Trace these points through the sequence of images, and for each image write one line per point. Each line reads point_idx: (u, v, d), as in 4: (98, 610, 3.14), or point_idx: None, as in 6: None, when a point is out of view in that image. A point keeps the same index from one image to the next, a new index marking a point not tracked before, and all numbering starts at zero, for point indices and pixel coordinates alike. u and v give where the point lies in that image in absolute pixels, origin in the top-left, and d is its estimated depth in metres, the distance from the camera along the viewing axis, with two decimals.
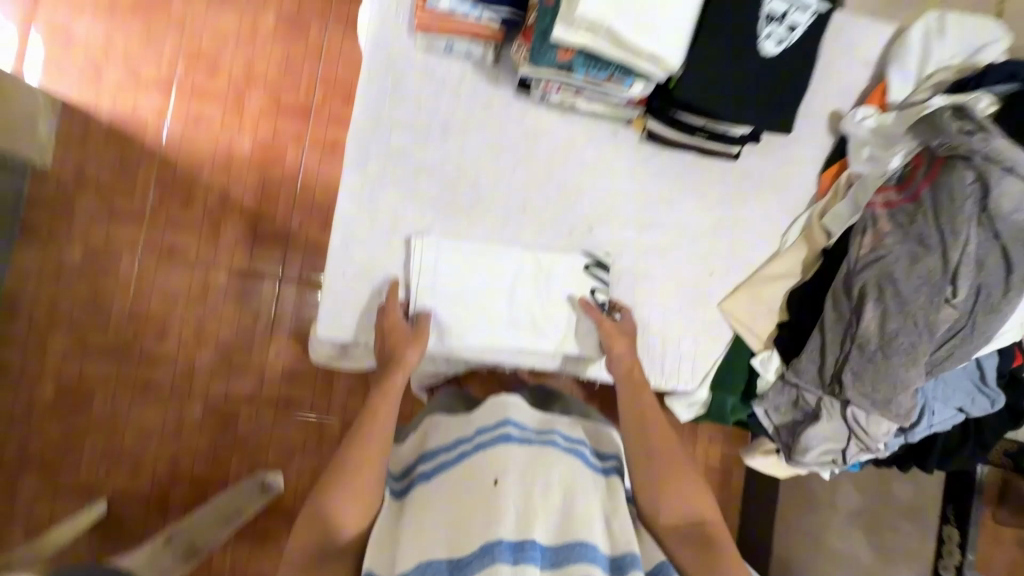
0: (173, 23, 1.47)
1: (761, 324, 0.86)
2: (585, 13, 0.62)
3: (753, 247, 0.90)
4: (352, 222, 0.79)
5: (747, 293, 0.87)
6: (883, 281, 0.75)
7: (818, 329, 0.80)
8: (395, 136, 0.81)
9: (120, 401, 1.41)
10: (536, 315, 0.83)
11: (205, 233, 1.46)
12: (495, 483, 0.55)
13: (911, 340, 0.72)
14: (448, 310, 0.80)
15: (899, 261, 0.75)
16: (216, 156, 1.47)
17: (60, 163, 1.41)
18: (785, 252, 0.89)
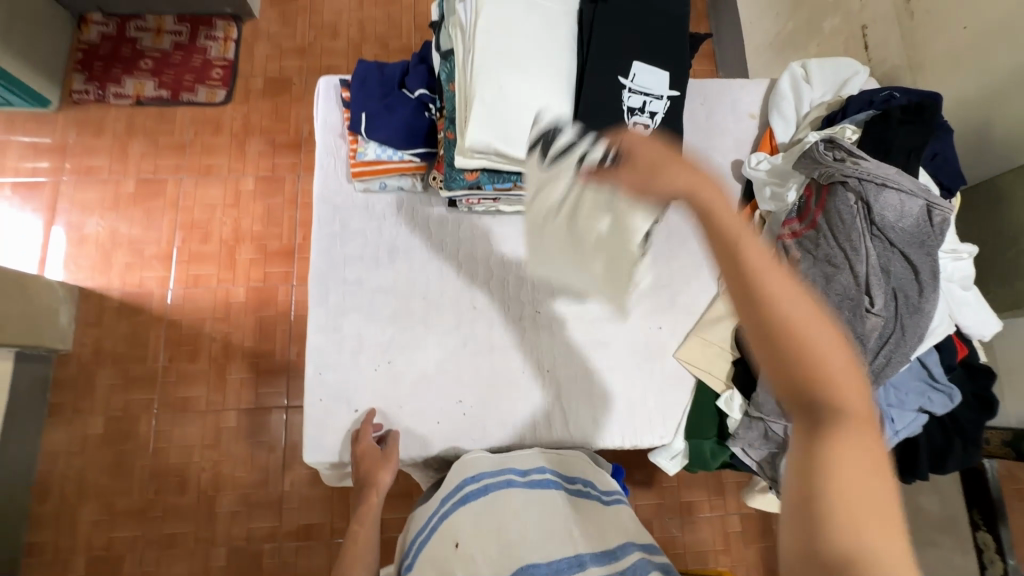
0: (168, 203, 1.68)
1: (718, 365, 0.90)
2: (473, 143, 0.74)
3: (694, 294, 0.96)
4: (322, 350, 0.88)
5: (697, 339, 0.92)
6: None
7: None
8: (350, 267, 0.92)
9: (148, 561, 1.44)
10: (503, 400, 0.89)
11: (213, 380, 1.57)
12: (456, 546, 0.69)
13: None
14: (423, 410, 0.88)
15: (816, 282, 0.80)
16: (216, 308, 1.62)
17: (80, 344, 1.57)
18: (723, 293, 0.95)
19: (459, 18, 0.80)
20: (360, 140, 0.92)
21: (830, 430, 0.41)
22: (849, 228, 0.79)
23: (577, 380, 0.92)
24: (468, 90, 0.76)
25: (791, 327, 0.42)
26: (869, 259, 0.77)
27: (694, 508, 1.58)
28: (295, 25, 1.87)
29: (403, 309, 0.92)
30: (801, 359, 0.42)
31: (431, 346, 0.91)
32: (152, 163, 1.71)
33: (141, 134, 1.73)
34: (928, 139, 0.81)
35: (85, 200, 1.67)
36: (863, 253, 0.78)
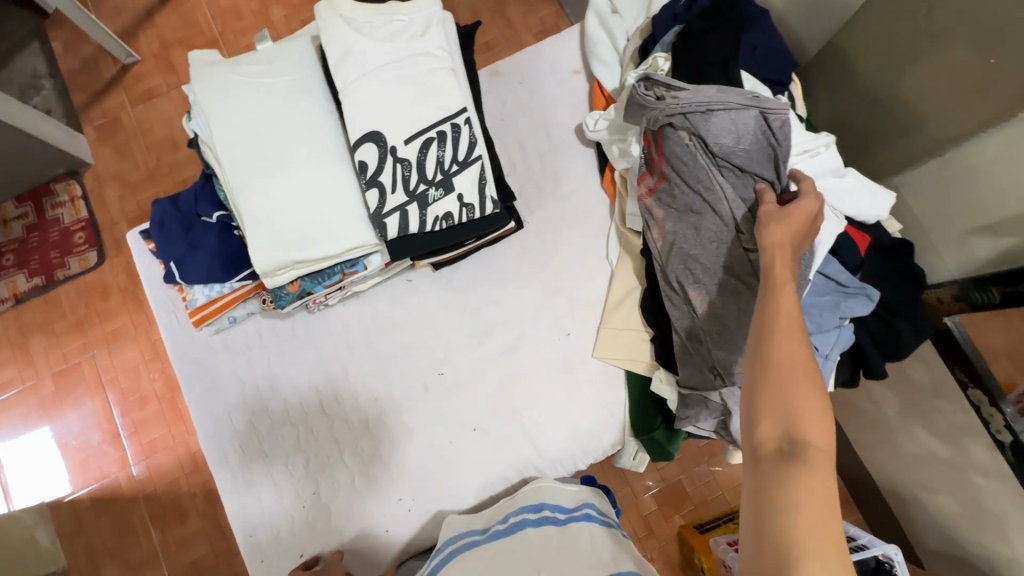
0: (93, 385, 1.62)
1: (637, 349, 0.84)
2: (265, 265, 0.67)
3: (591, 283, 0.89)
4: (243, 511, 0.83)
5: (609, 331, 0.86)
6: (688, 263, 0.73)
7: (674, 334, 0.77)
8: (237, 416, 0.86)
9: None
10: (444, 477, 0.85)
11: (212, 531, 1.53)
12: None
13: (742, 304, 0.70)
14: (369, 523, 0.83)
15: (687, 238, 0.73)
16: (184, 464, 1.57)
17: (73, 555, 1.53)
18: (617, 270, 0.87)
19: (200, 136, 0.71)
20: (184, 287, 0.85)
21: (796, 470, 0.46)
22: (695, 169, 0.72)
23: (508, 424, 0.86)
24: (237, 211, 0.68)
25: (783, 370, 0.50)
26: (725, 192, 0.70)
27: (716, 448, 1.55)
28: (133, 154, 1.77)
29: (309, 433, 0.86)
30: (784, 386, 0.49)
31: (349, 457, 0.85)
32: (59, 353, 1.64)
33: (35, 329, 1.66)
34: (738, 38, 0.73)
35: (10, 419, 1.60)
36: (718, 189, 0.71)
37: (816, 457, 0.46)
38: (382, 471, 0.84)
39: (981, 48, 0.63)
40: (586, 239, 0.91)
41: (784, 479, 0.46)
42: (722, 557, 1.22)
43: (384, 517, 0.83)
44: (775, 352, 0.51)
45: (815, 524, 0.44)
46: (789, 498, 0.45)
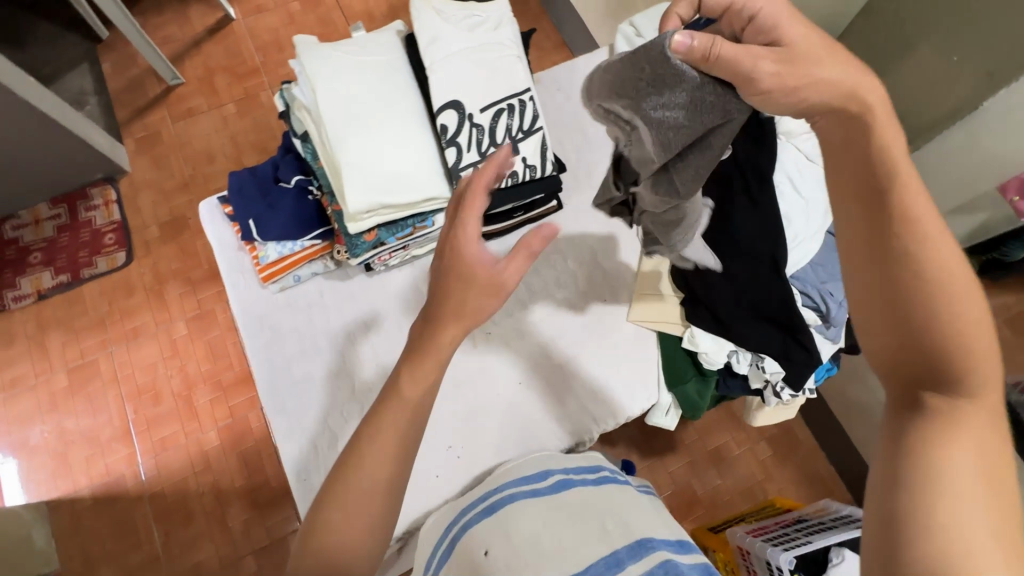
0: (108, 381, 1.62)
1: (669, 311, 0.93)
2: (358, 207, 0.76)
3: (623, 257, 1.00)
4: (298, 456, 0.86)
5: (641, 297, 0.95)
6: (717, 226, 0.85)
7: (705, 291, 0.87)
8: (295, 367, 0.91)
9: None
10: (491, 428, 0.90)
11: (217, 533, 1.49)
12: (484, 554, 0.70)
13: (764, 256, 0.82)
14: (417, 470, 0.87)
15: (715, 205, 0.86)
16: (194, 462, 1.55)
17: (68, 558, 1.47)
18: (648, 245, 0.98)
19: (300, 101, 0.83)
20: (257, 244, 0.92)
21: (934, 424, 0.47)
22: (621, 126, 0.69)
23: (550, 380, 0.93)
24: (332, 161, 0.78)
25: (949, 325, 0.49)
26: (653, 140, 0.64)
27: (724, 453, 1.60)
28: (170, 165, 1.87)
29: (362, 385, 0.91)
30: (944, 338, 0.49)
31: None
32: (77, 349, 1.65)
33: (54, 324, 1.67)
34: None
35: (19, 413, 1.58)
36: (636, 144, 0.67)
37: (967, 421, 0.46)
38: (431, 421, 0.89)
39: (945, 52, 0.79)
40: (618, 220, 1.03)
41: (926, 431, 0.47)
42: (739, 546, 1.25)
43: (433, 463, 0.87)
44: (948, 303, 0.49)
45: (959, 469, 0.44)
46: (921, 443, 0.46)
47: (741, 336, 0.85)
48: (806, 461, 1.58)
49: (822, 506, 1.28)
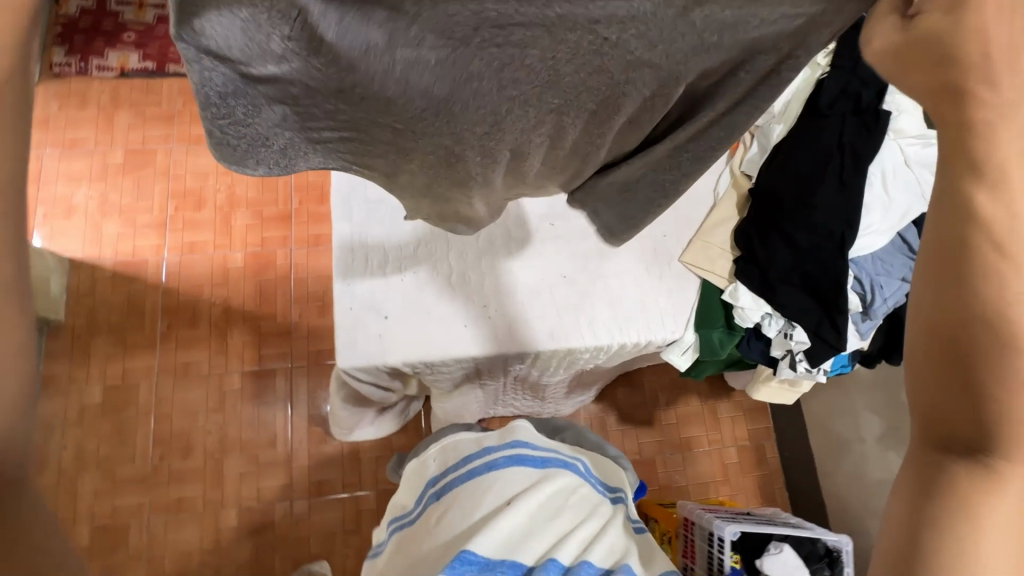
0: (160, 173, 1.67)
1: (719, 264, 0.96)
2: None
3: (696, 205, 1.02)
4: (347, 262, 0.92)
5: (700, 243, 0.98)
6: (804, 193, 0.90)
7: (766, 247, 0.92)
8: (371, 188, 0.97)
9: (156, 524, 1.42)
10: (525, 304, 0.94)
11: (214, 342, 1.56)
12: (506, 504, 0.82)
13: (825, 232, 0.88)
14: (446, 313, 0.92)
15: (803, 172, 0.91)
16: (214, 274, 1.61)
17: (73, 315, 1.53)
18: (721, 201, 1.01)
19: None
20: None
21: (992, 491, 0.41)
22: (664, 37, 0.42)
23: (590, 285, 0.96)
24: None
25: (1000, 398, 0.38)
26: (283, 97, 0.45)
27: (694, 445, 1.65)
28: None
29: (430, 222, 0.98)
30: (1000, 410, 0.38)
31: (453, 257, 0.95)
32: (140, 134, 1.70)
33: (128, 105, 1.72)
34: None
35: (72, 171, 1.63)
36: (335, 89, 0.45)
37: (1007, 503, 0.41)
38: (471, 277, 0.94)
39: None
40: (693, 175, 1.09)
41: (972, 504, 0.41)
42: (685, 516, 1.31)
43: (463, 314, 0.92)
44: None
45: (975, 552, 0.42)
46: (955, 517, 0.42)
47: (782, 296, 0.90)
48: (765, 480, 1.63)
49: (773, 511, 1.33)
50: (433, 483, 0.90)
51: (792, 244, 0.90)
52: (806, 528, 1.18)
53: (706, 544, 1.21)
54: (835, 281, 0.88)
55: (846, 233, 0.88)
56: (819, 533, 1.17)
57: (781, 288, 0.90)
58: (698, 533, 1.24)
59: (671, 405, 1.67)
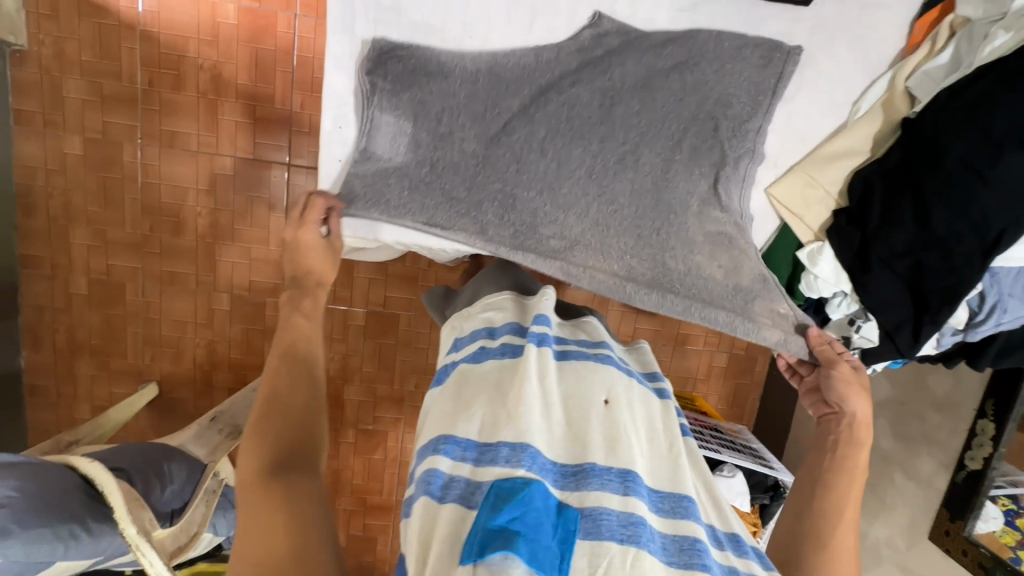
0: None
1: (816, 214, 0.85)
2: None
3: (816, 128, 0.88)
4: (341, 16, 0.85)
5: (801, 176, 0.86)
6: (967, 180, 0.71)
7: (890, 226, 0.76)
8: None
9: (151, 291, 1.45)
10: (489, 95, 0.86)
11: (203, 115, 1.35)
12: (607, 402, 0.66)
13: (965, 243, 0.72)
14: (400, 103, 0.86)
15: (973, 150, 0.71)
16: (201, 28, 1.30)
17: (38, 42, 1.29)
18: (855, 124, 0.84)
19: None
20: None
21: None
22: (729, 42, 0.83)
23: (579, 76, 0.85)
24: None
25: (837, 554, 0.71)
26: (480, 123, 0.86)
27: (688, 341, 1.62)
28: None
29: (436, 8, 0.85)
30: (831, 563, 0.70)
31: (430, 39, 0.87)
32: None
33: None
34: None
35: None
36: (484, 210, 0.87)
37: None
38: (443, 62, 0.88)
39: None
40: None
41: None
42: None
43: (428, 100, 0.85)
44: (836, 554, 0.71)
45: None
46: None
47: (871, 280, 0.78)
48: (742, 387, 1.67)
49: (739, 429, 1.38)
50: (508, 331, 0.74)
51: (927, 237, 0.74)
52: (764, 462, 1.23)
53: None
54: (947, 279, 0.74)
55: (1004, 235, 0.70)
56: (772, 468, 1.22)
57: (878, 271, 0.77)
58: None
59: None
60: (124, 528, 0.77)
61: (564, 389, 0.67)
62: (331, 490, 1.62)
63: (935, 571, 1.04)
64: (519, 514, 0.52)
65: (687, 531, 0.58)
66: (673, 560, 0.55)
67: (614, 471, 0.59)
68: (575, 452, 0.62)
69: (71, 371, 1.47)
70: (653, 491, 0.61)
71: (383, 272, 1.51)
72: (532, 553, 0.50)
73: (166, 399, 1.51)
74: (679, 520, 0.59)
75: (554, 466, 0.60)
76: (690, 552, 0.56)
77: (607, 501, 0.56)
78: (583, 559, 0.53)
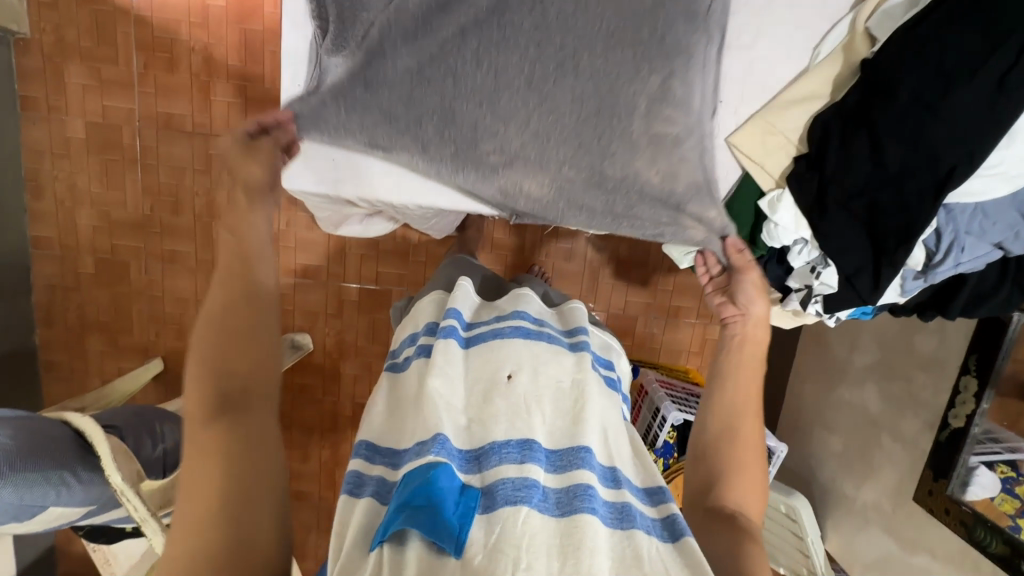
0: None
1: (772, 160, 0.84)
2: None
3: (779, 67, 0.84)
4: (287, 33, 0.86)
5: (760, 124, 0.84)
6: (912, 116, 0.73)
7: (844, 172, 0.77)
8: None
9: (154, 270, 1.50)
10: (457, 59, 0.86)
11: (197, 96, 1.39)
12: (510, 377, 0.73)
13: (917, 181, 0.74)
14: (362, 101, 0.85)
15: (910, 85, 0.73)
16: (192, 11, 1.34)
17: (40, 30, 1.34)
18: (815, 69, 0.82)
19: None
20: None
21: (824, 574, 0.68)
22: None
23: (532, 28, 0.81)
24: None
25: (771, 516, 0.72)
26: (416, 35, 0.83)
27: (681, 313, 1.61)
28: None
29: None
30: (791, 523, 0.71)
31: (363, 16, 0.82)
32: None
33: None
34: None
35: None
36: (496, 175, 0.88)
37: None
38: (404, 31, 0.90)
39: None
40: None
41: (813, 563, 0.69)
42: (641, 385, 1.34)
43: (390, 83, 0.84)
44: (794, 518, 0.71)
45: None
46: None
47: (827, 224, 0.79)
48: None
49: None
50: (426, 329, 0.82)
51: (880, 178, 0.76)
52: None
53: (650, 414, 1.26)
54: (900, 218, 0.76)
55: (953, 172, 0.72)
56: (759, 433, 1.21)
57: (834, 214, 0.79)
58: (647, 404, 1.29)
59: (673, 271, 1.58)
60: (110, 475, 0.82)
61: (469, 374, 0.74)
62: (331, 462, 1.66)
63: (921, 532, 1.03)
64: (426, 493, 0.60)
65: (580, 480, 0.65)
66: (564, 511, 0.62)
67: (513, 443, 0.67)
68: (479, 433, 0.69)
69: (82, 347, 1.54)
70: (552, 451, 0.69)
71: (375, 249, 1.53)
72: (432, 526, 0.58)
73: (171, 374, 1.57)
74: (574, 472, 0.66)
75: (460, 452, 0.67)
76: (580, 497, 0.63)
77: (505, 472, 0.64)
78: (481, 530, 0.59)
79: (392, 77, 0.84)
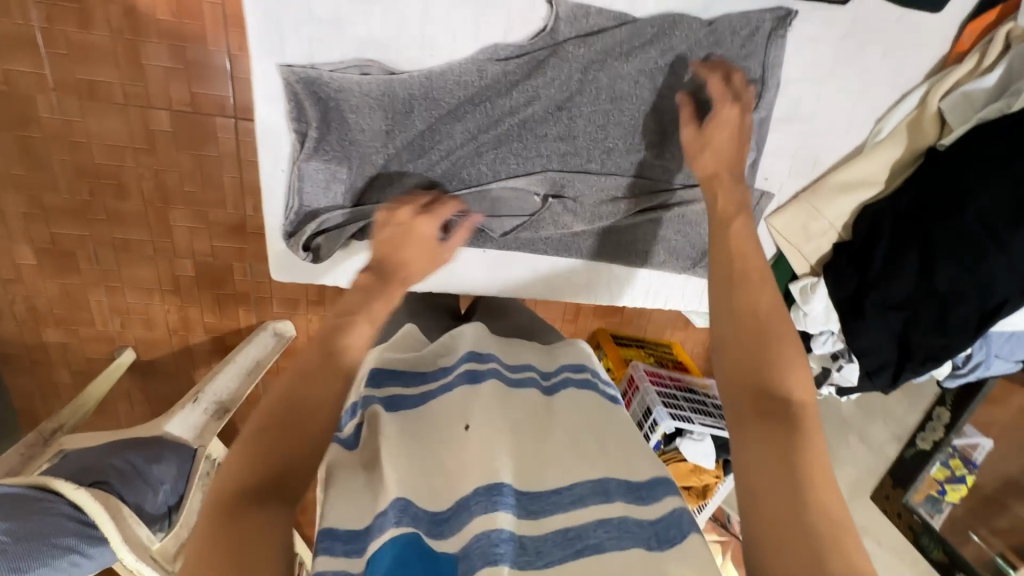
0: None
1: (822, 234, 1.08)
2: None
3: (835, 147, 1.09)
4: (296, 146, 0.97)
5: (814, 206, 1.08)
6: (965, 256, 0.90)
7: (887, 280, 0.97)
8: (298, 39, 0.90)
9: (106, 259, 1.35)
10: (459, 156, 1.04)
11: (123, 59, 1.14)
12: (467, 426, 0.72)
13: (948, 309, 0.93)
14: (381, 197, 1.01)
15: (973, 215, 0.89)
16: None
17: None
18: (881, 154, 1.04)
19: None
20: None
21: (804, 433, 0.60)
22: (638, 81, 0.97)
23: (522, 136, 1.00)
24: None
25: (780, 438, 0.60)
26: (422, 151, 0.99)
27: None
28: None
29: (361, 103, 0.93)
30: None
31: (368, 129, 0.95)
32: None
33: None
34: None
35: None
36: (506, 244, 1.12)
37: None
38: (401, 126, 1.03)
39: None
40: (863, 96, 1.04)
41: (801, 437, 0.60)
42: (631, 376, 1.39)
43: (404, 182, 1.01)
44: None
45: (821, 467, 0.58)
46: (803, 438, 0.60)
47: (863, 325, 0.99)
48: None
49: (711, 386, 1.44)
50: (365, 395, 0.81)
51: (921, 296, 0.95)
52: None
53: (641, 411, 1.33)
54: (936, 340, 0.96)
55: (1003, 305, 0.91)
56: None
57: (871, 318, 0.98)
58: (638, 399, 1.35)
59: None
60: (122, 556, 0.83)
61: (422, 436, 0.73)
62: None
63: None
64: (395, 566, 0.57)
65: (558, 524, 0.63)
66: (550, 561, 0.60)
67: (482, 489, 0.63)
68: (435, 496, 0.66)
69: (38, 339, 1.43)
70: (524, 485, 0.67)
71: None
72: None
73: (145, 361, 1.50)
74: (546, 517, 0.64)
75: (428, 515, 0.64)
76: (562, 545, 0.62)
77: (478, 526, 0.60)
78: None
79: (402, 179, 1.00)
